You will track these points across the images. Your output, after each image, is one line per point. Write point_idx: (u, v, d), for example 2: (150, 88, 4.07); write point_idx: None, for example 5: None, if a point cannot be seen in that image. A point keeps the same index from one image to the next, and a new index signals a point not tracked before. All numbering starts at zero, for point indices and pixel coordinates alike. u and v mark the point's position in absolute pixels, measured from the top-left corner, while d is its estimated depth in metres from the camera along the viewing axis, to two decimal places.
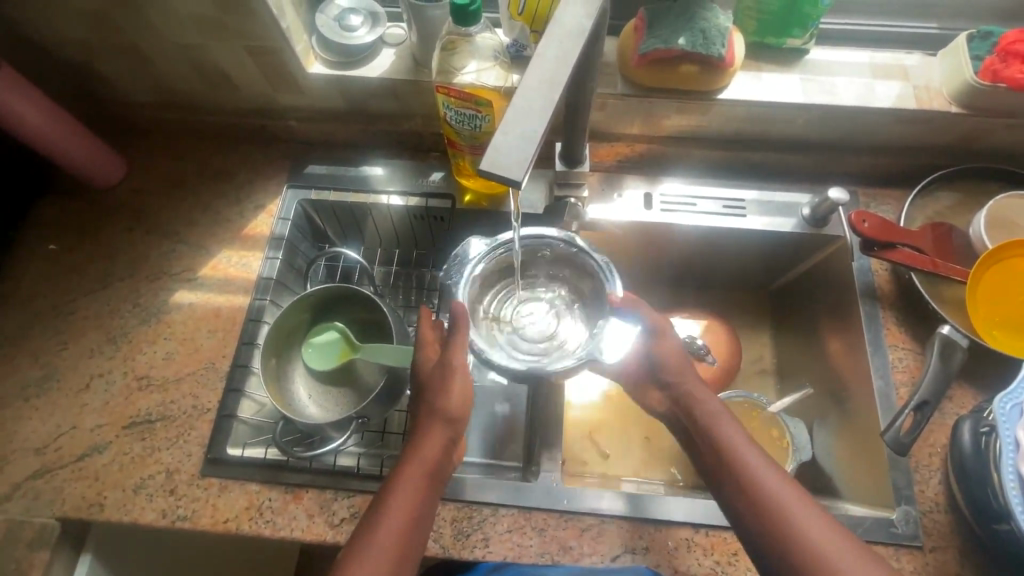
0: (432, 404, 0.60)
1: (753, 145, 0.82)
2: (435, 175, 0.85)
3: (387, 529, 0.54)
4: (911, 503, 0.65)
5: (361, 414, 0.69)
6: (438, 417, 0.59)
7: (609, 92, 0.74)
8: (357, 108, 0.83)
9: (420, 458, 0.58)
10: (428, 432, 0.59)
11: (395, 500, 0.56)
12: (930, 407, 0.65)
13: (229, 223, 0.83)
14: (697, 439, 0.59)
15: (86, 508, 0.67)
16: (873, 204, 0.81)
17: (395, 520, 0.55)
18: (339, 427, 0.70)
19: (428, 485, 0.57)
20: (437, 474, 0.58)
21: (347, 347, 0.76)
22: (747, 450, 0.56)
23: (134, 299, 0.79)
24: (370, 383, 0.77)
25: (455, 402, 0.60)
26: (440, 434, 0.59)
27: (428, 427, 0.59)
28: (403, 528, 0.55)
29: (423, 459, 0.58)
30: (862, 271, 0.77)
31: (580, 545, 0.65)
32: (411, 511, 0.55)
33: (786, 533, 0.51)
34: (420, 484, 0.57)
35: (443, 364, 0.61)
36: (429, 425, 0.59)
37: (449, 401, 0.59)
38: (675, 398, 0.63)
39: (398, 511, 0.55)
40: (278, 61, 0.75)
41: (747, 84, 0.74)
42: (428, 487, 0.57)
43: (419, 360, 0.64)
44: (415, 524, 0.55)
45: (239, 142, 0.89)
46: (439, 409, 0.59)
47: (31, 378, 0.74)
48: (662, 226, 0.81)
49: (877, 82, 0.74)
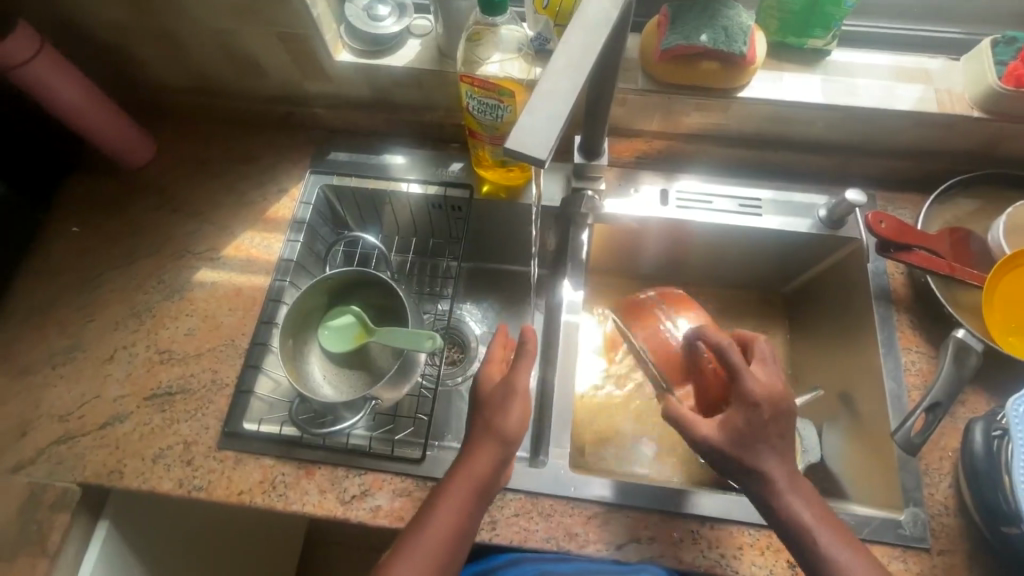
0: (490, 421, 0.60)
1: (772, 145, 0.82)
2: (455, 166, 0.87)
3: (429, 538, 0.55)
4: (920, 505, 0.65)
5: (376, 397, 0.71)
6: (495, 434, 0.59)
7: (629, 88, 0.75)
8: (381, 97, 0.85)
9: (471, 471, 0.58)
10: (480, 447, 0.59)
11: (442, 509, 0.57)
12: (942, 408, 0.64)
13: (253, 205, 0.85)
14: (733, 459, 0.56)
15: (106, 474, 0.69)
16: (890, 207, 0.81)
17: (438, 532, 0.56)
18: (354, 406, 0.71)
19: (475, 499, 0.58)
20: (485, 490, 0.58)
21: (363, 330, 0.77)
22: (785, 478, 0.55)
23: (159, 276, 0.81)
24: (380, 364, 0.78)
25: (514, 423, 0.60)
26: (493, 452, 0.59)
27: (479, 444, 0.59)
28: (445, 540, 0.56)
29: (472, 475, 0.58)
30: (877, 273, 0.77)
31: (586, 532, 0.65)
32: (455, 523, 0.56)
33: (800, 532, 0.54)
34: (467, 500, 0.57)
35: (508, 381, 0.61)
36: (484, 442, 0.59)
37: (509, 415, 0.60)
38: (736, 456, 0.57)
39: (441, 523, 0.56)
40: (306, 48, 0.77)
41: (767, 84, 0.74)
42: (475, 502, 0.58)
43: (483, 375, 0.64)
44: (457, 536, 0.56)
45: (265, 128, 0.91)
46: (495, 427, 0.59)
47: (59, 346, 0.77)
48: (678, 222, 0.81)
49: (899, 84, 0.75)
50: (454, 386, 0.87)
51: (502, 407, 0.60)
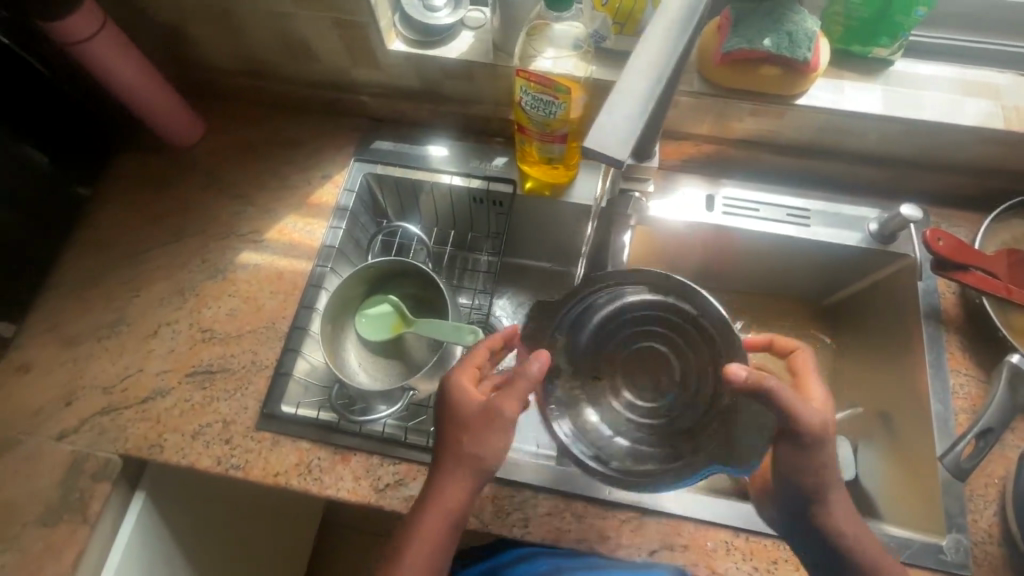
0: (460, 451, 0.57)
1: (825, 155, 0.80)
2: (498, 160, 0.87)
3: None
4: (963, 531, 0.64)
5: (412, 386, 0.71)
6: (465, 464, 0.56)
7: (685, 90, 0.73)
8: (430, 88, 0.85)
9: (440, 506, 0.57)
10: (450, 481, 0.57)
11: (419, 546, 0.56)
12: (993, 436, 0.63)
13: (297, 190, 0.86)
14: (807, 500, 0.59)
15: (147, 447, 0.71)
16: (944, 225, 0.79)
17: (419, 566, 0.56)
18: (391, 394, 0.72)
19: (450, 531, 0.57)
20: (459, 521, 0.57)
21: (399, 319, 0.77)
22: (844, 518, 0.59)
23: (203, 255, 0.82)
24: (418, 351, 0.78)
25: (491, 450, 0.56)
26: (464, 483, 0.57)
27: (446, 480, 0.57)
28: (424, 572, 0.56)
29: (443, 508, 0.57)
30: (928, 292, 0.75)
31: (618, 535, 0.65)
32: (431, 556, 0.56)
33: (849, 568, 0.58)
34: (440, 534, 0.57)
35: (489, 408, 0.56)
36: (449, 477, 0.57)
37: (489, 440, 0.56)
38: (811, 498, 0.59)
39: (419, 556, 0.56)
40: (361, 36, 0.77)
41: (827, 92, 0.73)
42: (449, 533, 0.57)
43: (458, 381, 0.60)
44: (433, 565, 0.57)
45: (310, 113, 0.92)
46: (468, 458, 0.56)
47: (105, 319, 0.78)
48: (723, 228, 0.80)
49: (964, 99, 0.72)
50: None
51: (479, 436, 0.56)
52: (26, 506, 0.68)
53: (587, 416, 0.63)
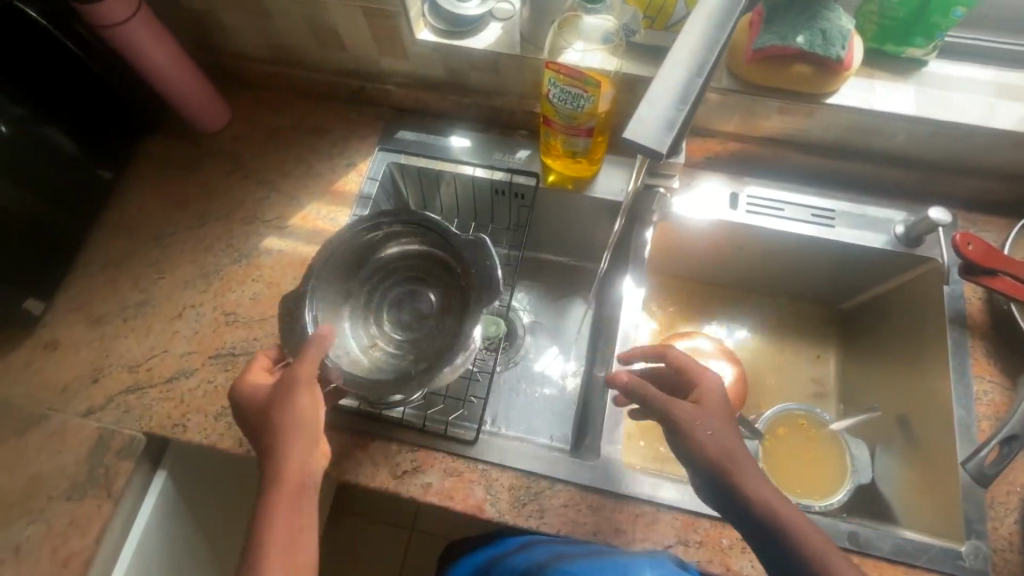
0: (273, 421, 0.56)
1: (853, 155, 0.79)
2: (521, 153, 0.86)
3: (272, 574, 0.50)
4: (982, 538, 0.63)
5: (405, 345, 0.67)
6: (302, 432, 0.55)
7: (713, 86, 0.73)
8: (455, 79, 0.85)
9: (296, 472, 0.54)
10: (292, 446, 0.55)
11: (283, 524, 0.52)
12: (1017, 443, 0.62)
13: (321, 177, 0.87)
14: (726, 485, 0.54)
15: (170, 427, 0.72)
16: (972, 229, 0.78)
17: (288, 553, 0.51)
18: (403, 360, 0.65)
19: (303, 495, 0.54)
20: (303, 484, 0.54)
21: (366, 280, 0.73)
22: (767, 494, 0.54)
23: (227, 239, 0.83)
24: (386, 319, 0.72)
25: (305, 409, 0.56)
26: (298, 450, 0.55)
27: (291, 448, 0.55)
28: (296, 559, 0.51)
29: (286, 476, 0.54)
30: (954, 296, 0.74)
31: (633, 529, 0.65)
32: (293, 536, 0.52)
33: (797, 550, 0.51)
34: (292, 501, 0.53)
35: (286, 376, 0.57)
36: (281, 443, 0.55)
37: (295, 402, 0.56)
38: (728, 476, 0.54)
39: (280, 542, 0.51)
40: (390, 25, 0.77)
41: (858, 91, 0.72)
42: (301, 497, 0.54)
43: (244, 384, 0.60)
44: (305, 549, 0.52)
45: (335, 102, 0.92)
46: (290, 422, 0.55)
47: (131, 299, 0.79)
48: (745, 227, 0.80)
49: (999, 102, 0.71)
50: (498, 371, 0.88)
51: (288, 400, 0.56)
52: (53, 479, 0.70)
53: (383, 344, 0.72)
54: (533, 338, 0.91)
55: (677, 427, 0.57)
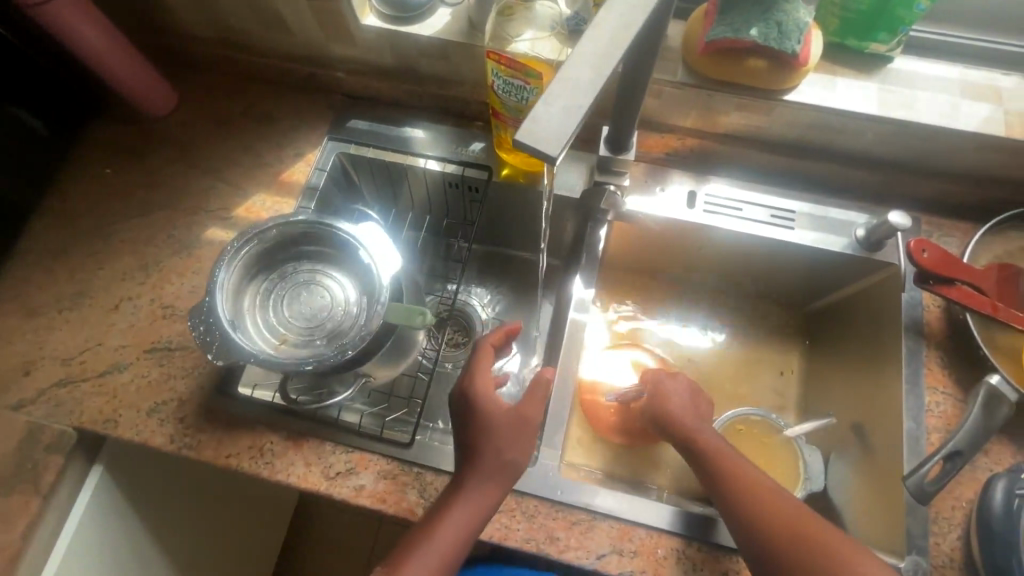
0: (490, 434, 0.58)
1: (814, 154, 0.77)
2: (475, 146, 0.84)
3: (433, 550, 0.54)
4: (923, 554, 0.62)
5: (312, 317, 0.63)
6: (481, 435, 0.58)
7: (666, 79, 0.70)
8: (406, 66, 0.81)
9: (485, 465, 0.57)
10: (501, 440, 0.58)
11: (454, 509, 0.56)
12: (961, 458, 0.60)
13: (267, 167, 0.84)
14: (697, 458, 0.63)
15: (101, 422, 0.70)
16: (936, 234, 0.75)
17: (451, 534, 0.55)
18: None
19: (497, 485, 0.57)
20: (510, 478, 0.58)
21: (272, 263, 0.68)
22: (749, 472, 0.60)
23: (169, 230, 0.81)
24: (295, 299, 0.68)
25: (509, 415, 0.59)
26: (492, 461, 0.57)
27: (510, 443, 0.58)
28: (458, 539, 0.55)
29: (470, 487, 0.57)
30: (911, 304, 0.72)
31: (568, 537, 0.64)
32: (470, 521, 0.56)
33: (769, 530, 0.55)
34: (476, 511, 0.56)
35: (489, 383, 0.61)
36: (479, 437, 0.58)
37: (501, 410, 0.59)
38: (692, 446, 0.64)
39: (445, 541, 0.55)
40: (333, 9, 0.74)
41: (819, 88, 0.69)
42: (483, 509, 0.56)
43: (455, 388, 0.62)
44: (467, 531, 0.56)
45: (286, 87, 0.89)
46: (492, 430, 0.58)
47: (69, 290, 0.77)
48: (702, 227, 0.77)
49: (964, 101, 0.68)
50: (449, 369, 0.86)
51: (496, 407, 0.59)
52: None
53: (282, 310, 0.68)
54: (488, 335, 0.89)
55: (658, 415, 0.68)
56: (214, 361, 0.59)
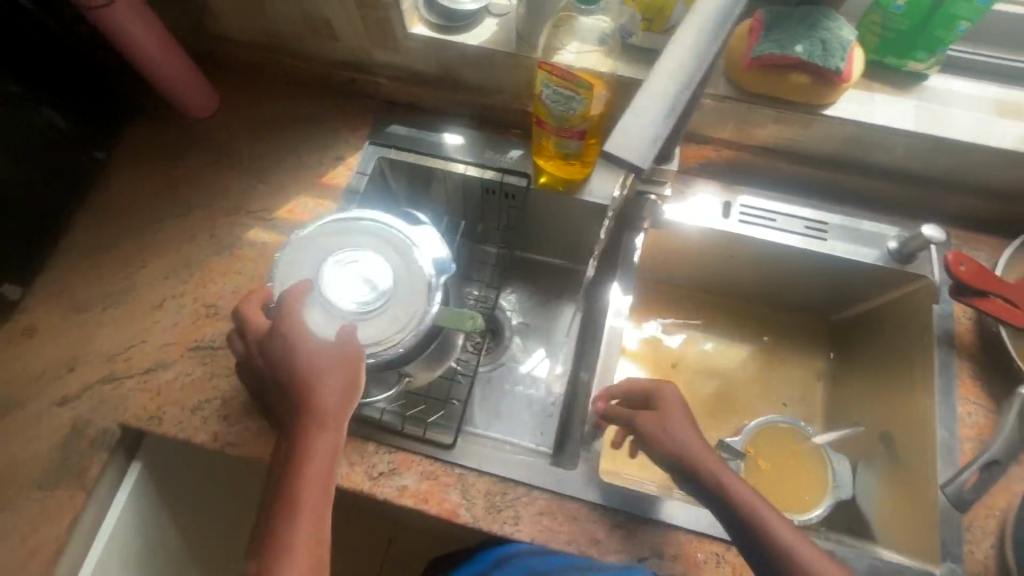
0: (318, 377, 0.56)
1: (849, 168, 0.78)
2: (513, 152, 0.85)
3: (307, 502, 0.54)
4: (958, 561, 0.63)
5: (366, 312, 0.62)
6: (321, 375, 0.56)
7: (709, 93, 0.72)
8: (449, 74, 0.83)
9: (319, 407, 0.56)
10: (326, 377, 0.57)
11: (309, 463, 0.54)
12: (999, 468, 0.62)
13: (309, 169, 0.85)
14: (708, 485, 0.58)
15: (145, 418, 0.71)
16: (966, 248, 0.77)
17: (311, 487, 0.54)
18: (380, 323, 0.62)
19: (330, 431, 0.56)
20: (343, 410, 0.57)
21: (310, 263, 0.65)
22: (772, 515, 0.55)
23: (210, 229, 0.82)
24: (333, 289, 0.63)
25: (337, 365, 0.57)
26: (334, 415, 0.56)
27: (331, 372, 0.57)
28: (319, 484, 0.54)
29: (325, 441, 0.55)
30: (943, 315, 0.74)
31: (608, 540, 0.65)
32: (326, 469, 0.55)
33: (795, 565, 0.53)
34: (325, 466, 0.55)
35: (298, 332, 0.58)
36: (301, 374, 0.57)
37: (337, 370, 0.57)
38: (692, 475, 0.59)
39: (309, 498, 0.54)
40: (382, 17, 0.75)
41: (858, 104, 0.71)
42: (330, 466, 0.55)
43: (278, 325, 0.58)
44: (327, 473, 0.55)
45: (326, 91, 0.90)
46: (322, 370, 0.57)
47: (112, 288, 0.78)
48: (737, 237, 0.79)
49: (998, 120, 0.70)
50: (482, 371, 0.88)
51: (336, 356, 0.57)
52: (25, 468, 0.69)
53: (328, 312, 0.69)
54: (523, 340, 0.91)
55: (649, 436, 0.62)
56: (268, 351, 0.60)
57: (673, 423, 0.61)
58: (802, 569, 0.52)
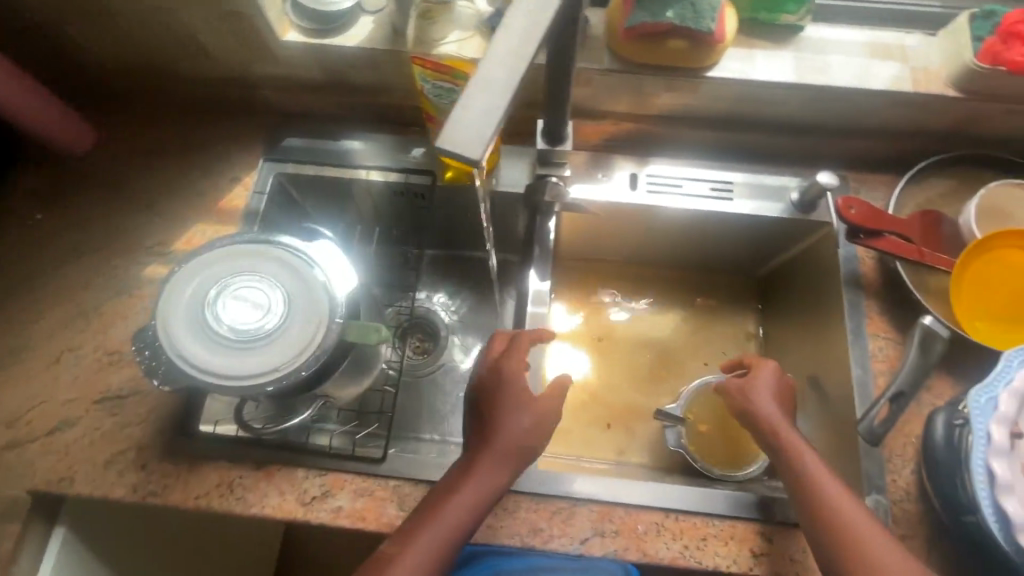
0: (502, 423, 0.60)
1: (745, 126, 0.79)
2: (416, 151, 0.83)
3: (426, 539, 0.55)
4: (881, 492, 0.65)
5: (263, 338, 0.60)
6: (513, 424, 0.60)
7: (594, 68, 0.71)
8: (336, 79, 0.80)
9: (496, 446, 0.59)
10: (507, 419, 0.60)
11: (454, 499, 0.57)
12: (904, 399, 0.64)
13: (204, 195, 0.81)
14: (773, 442, 0.62)
15: (56, 482, 0.67)
16: (864, 189, 0.79)
17: (445, 524, 0.56)
18: (280, 349, 0.60)
19: (506, 468, 0.59)
20: (519, 455, 0.60)
21: (196, 296, 0.61)
22: (824, 476, 0.58)
23: (106, 272, 0.77)
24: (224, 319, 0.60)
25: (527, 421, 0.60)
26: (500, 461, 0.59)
27: (508, 415, 0.61)
28: (448, 524, 0.56)
29: (477, 483, 0.58)
30: (848, 258, 0.76)
31: (550, 527, 0.65)
32: (472, 507, 0.57)
33: (838, 528, 0.55)
34: (473, 505, 0.57)
35: (495, 367, 0.64)
36: (495, 415, 0.61)
37: (518, 415, 0.61)
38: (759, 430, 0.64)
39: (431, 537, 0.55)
40: (250, 28, 0.72)
41: (738, 62, 0.71)
42: (477, 508, 0.58)
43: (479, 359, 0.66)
44: (472, 513, 0.57)
45: (214, 111, 0.86)
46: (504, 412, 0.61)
47: (3, 349, 0.73)
48: (647, 208, 0.79)
49: (873, 62, 0.72)
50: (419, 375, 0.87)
51: (517, 401, 0.61)
52: None
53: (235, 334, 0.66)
54: (460, 338, 0.91)
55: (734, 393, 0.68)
56: (162, 387, 0.59)
57: (760, 388, 0.66)
58: (855, 536, 0.54)
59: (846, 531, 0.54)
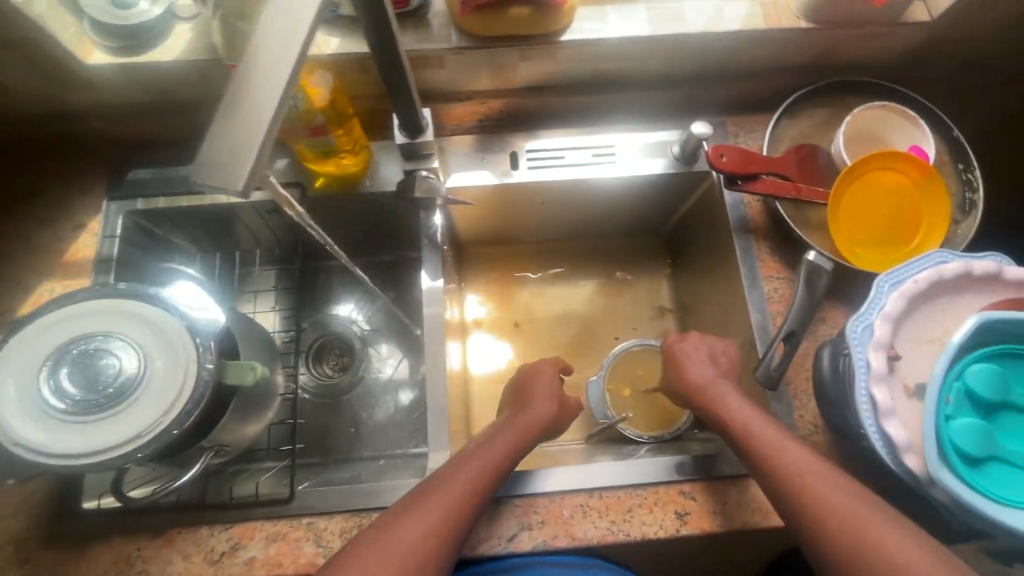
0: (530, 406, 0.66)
1: (615, 86, 0.77)
2: (279, 162, 0.77)
3: (439, 495, 0.52)
4: (792, 430, 0.66)
5: (123, 400, 0.52)
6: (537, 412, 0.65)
7: (443, 48, 0.66)
8: (170, 99, 0.72)
9: (524, 421, 0.63)
10: (533, 405, 0.66)
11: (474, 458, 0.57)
12: (796, 337, 0.65)
13: (45, 249, 0.72)
14: (705, 406, 0.64)
15: None
16: (741, 133, 0.79)
17: (463, 481, 0.54)
18: (147, 408, 0.52)
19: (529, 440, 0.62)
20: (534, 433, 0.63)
21: (31, 375, 0.53)
22: (757, 424, 0.58)
23: None
24: (70, 389, 0.52)
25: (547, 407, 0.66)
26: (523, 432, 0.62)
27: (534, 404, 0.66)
28: (469, 481, 0.54)
29: (497, 445, 0.59)
30: (734, 205, 0.75)
31: (477, 531, 0.63)
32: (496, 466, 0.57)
33: (777, 471, 0.54)
34: (494, 464, 0.57)
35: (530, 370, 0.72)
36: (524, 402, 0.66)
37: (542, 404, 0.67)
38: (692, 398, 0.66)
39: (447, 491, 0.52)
40: (45, 55, 0.63)
41: (591, 21, 0.68)
42: (499, 468, 0.57)
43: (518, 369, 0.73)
44: (492, 474, 0.56)
45: (42, 153, 0.77)
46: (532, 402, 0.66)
47: None
48: (533, 185, 0.77)
49: (726, 2, 0.70)
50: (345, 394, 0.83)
51: (537, 393, 0.68)
52: None
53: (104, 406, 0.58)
54: (382, 347, 0.87)
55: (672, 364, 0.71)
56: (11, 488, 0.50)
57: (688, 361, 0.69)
58: (789, 473, 0.53)
59: (782, 471, 0.53)
